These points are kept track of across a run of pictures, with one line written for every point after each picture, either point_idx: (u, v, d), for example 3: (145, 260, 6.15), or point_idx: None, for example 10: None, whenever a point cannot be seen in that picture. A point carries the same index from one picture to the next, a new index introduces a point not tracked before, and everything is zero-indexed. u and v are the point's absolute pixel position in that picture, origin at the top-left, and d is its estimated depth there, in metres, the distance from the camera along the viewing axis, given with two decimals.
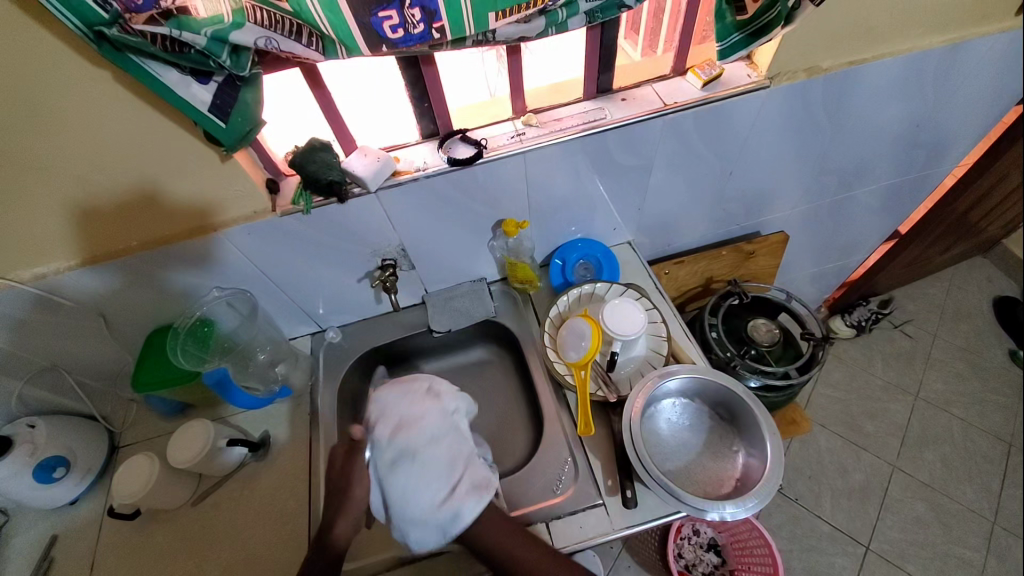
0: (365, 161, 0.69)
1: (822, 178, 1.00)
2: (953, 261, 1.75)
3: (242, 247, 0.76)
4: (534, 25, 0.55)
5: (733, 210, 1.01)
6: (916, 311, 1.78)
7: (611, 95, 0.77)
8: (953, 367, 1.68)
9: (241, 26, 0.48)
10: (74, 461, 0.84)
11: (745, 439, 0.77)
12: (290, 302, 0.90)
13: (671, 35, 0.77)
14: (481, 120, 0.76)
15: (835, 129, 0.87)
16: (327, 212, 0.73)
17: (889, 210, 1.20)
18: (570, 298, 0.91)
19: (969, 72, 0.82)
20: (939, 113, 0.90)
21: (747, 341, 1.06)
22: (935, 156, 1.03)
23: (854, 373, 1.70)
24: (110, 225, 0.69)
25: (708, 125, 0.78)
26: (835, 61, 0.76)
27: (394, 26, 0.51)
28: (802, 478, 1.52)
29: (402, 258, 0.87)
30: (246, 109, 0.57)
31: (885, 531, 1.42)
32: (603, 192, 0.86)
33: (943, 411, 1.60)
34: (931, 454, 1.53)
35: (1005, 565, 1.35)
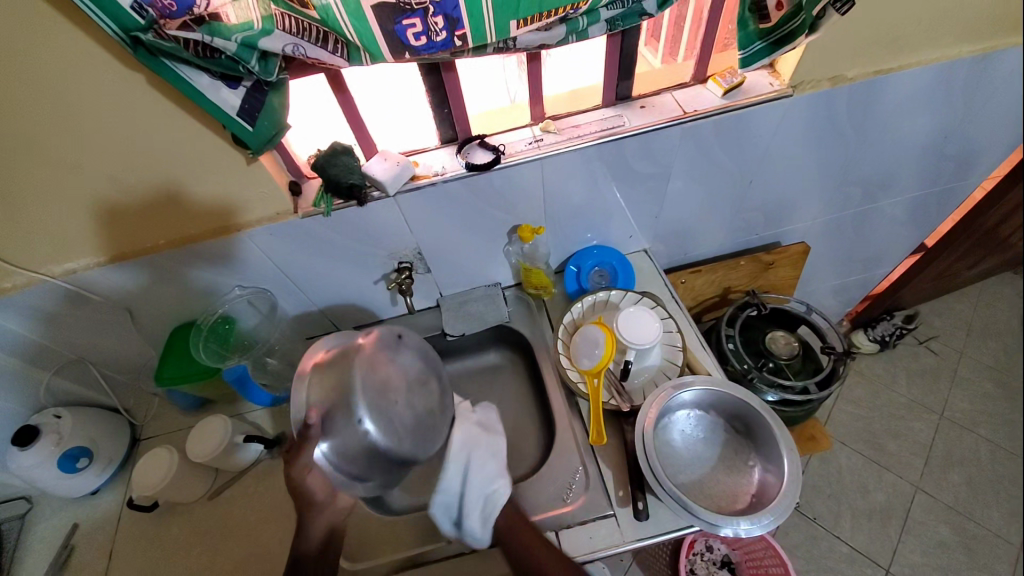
0: (385, 165, 0.70)
1: (846, 189, 0.98)
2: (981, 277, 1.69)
3: (265, 248, 0.78)
4: (555, 33, 0.55)
5: (753, 220, 1.00)
6: (942, 327, 1.73)
7: (630, 102, 0.77)
8: (981, 386, 1.62)
9: (270, 33, 0.50)
10: (96, 452, 0.86)
11: (762, 454, 0.75)
12: (308, 302, 0.92)
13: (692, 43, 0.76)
14: (501, 126, 0.77)
15: (859, 138, 0.85)
16: (346, 214, 0.74)
17: (916, 223, 1.17)
18: (585, 305, 0.91)
19: (1003, 82, 0.80)
20: (971, 123, 0.87)
21: (766, 353, 1.04)
22: (965, 168, 1.00)
23: (876, 390, 1.65)
24: (138, 224, 0.71)
25: (727, 133, 0.77)
26: (860, 70, 0.75)
27: (416, 34, 0.51)
28: (821, 496, 1.47)
29: (418, 261, 0.88)
30: (271, 114, 0.58)
31: (907, 555, 1.37)
32: (620, 200, 0.86)
33: (969, 431, 1.55)
34: (956, 476, 1.47)
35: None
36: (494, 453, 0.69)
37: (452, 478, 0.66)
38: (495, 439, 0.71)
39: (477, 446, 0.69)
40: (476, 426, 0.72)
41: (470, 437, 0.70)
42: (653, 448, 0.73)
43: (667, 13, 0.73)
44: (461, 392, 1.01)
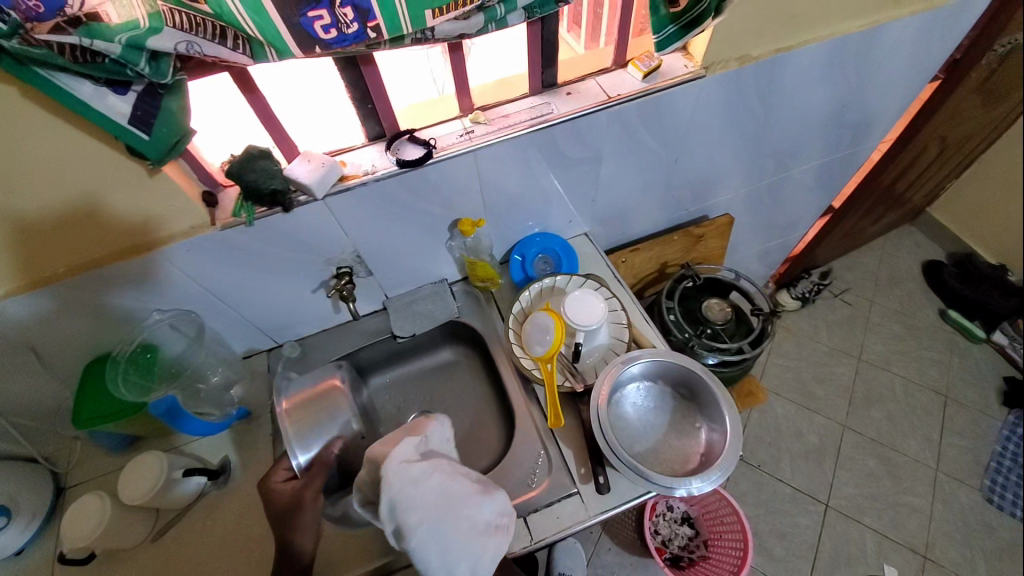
0: (309, 167, 0.66)
1: (762, 160, 1.05)
2: (883, 230, 1.89)
3: (185, 265, 0.71)
4: (473, 22, 0.54)
5: (682, 196, 1.05)
6: (854, 280, 1.91)
7: (557, 89, 0.77)
8: (889, 329, 1.81)
9: (158, 31, 0.46)
10: (16, 510, 0.77)
11: (707, 415, 0.80)
12: (241, 320, 0.86)
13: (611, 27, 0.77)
14: (430, 120, 0.75)
15: (769, 111, 0.91)
16: (272, 222, 0.69)
17: (824, 187, 1.28)
18: (532, 293, 0.92)
19: (883, 54, 0.90)
20: (860, 94, 0.97)
21: (703, 320, 1.11)
22: (860, 134, 1.11)
23: (803, 342, 1.80)
24: (27, 252, 0.63)
25: (651, 115, 0.80)
26: (765, 49, 0.80)
27: (326, 26, 0.49)
28: (763, 445, 1.60)
29: (358, 264, 0.85)
30: (170, 119, 0.53)
31: (842, 487, 1.52)
32: (557, 185, 0.87)
33: (884, 370, 1.73)
34: (877, 411, 1.65)
35: (947, 507, 1.48)
36: (448, 528, 0.59)
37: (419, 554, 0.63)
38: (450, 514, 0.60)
39: (418, 533, 0.58)
40: (418, 510, 0.59)
41: (409, 521, 0.59)
42: (608, 424, 0.76)
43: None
44: (415, 393, 0.99)
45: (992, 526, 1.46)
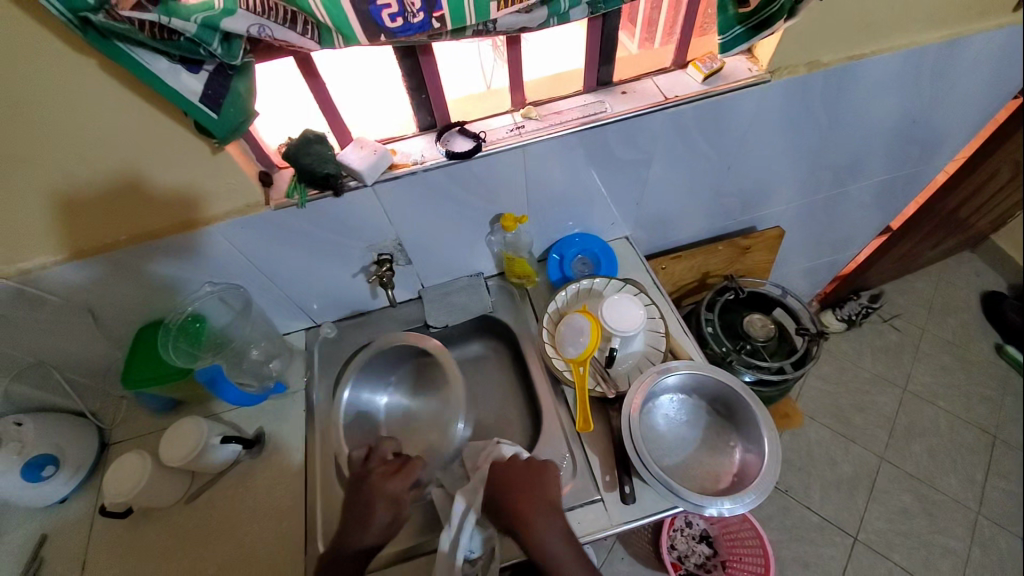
0: (361, 154, 0.67)
1: (820, 172, 0.99)
2: (943, 256, 1.77)
3: (236, 241, 0.74)
4: (536, 15, 0.53)
5: (731, 205, 1.01)
6: (905, 305, 1.80)
7: (611, 88, 0.75)
8: (940, 361, 1.70)
9: (232, 13, 0.46)
10: (63, 459, 0.82)
11: (742, 434, 0.76)
12: (283, 298, 0.89)
13: (669, 28, 0.75)
14: (480, 111, 0.74)
15: (833, 121, 0.86)
16: (321, 204, 0.71)
17: (882, 205, 1.21)
18: (569, 293, 0.90)
19: (965, 68, 0.83)
20: (934, 108, 0.91)
21: (743, 336, 1.05)
22: (930, 151, 1.04)
23: (843, 366, 1.72)
24: (94, 219, 0.67)
25: (708, 119, 0.77)
26: (835, 56, 0.75)
27: (393, 15, 0.49)
28: (792, 470, 1.54)
29: (399, 252, 0.86)
30: (238, 101, 0.55)
31: (873, 521, 1.45)
32: (602, 186, 0.86)
33: (930, 403, 1.63)
34: (918, 446, 1.56)
35: (989, 554, 1.39)
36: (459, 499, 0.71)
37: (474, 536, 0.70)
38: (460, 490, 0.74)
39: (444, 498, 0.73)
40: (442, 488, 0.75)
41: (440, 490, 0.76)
42: (639, 434, 0.74)
43: None
44: None
45: None
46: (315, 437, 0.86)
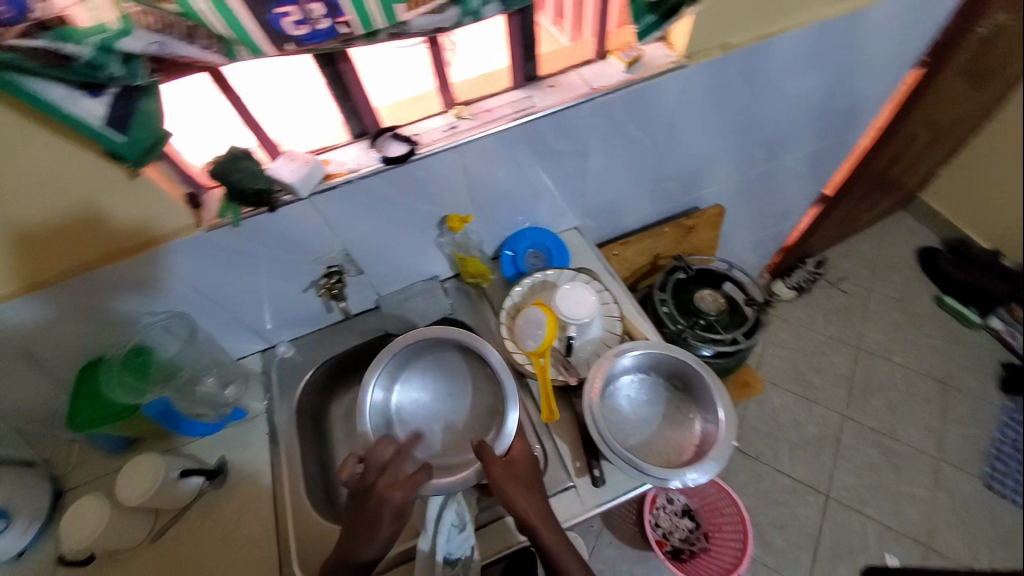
0: (293, 165, 0.66)
1: (751, 148, 1.05)
2: (878, 218, 1.89)
3: (173, 267, 0.72)
4: (448, 15, 0.54)
5: (672, 187, 1.05)
6: (849, 268, 1.91)
7: (538, 82, 0.77)
8: (887, 317, 1.81)
9: (130, 33, 0.46)
10: (14, 513, 0.77)
11: (701, 406, 0.78)
12: (234, 321, 0.87)
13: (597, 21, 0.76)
14: (413, 115, 0.75)
15: (755, 99, 0.91)
16: (258, 222, 0.70)
17: (814, 175, 1.29)
18: (523, 287, 0.91)
19: (866, 39, 0.90)
20: (844, 78, 0.97)
21: (696, 312, 1.08)
22: (848, 118, 1.11)
23: (798, 331, 1.80)
24: (15, 258, 0.62)
25: (636, 106, 0.79)
26: (746, 37, 0.79)
27: (296, 23, 0.48)
28: (761, 436, 1.60)
29: (348, 263, 0.85)
30: (146, 124, 0.54)
31: (841, 477, 1.52)
32: (544, 179, 0.88)
33: (882, 359, 1.73)
34: (876, 400, 1.65)
35: (953, 501, 1.49)
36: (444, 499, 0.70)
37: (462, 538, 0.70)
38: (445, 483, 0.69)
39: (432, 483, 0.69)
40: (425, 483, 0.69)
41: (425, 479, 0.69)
42: (601, 416, 0.75)
43: None
44: None
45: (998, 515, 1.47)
46: (283, 462, 0.84)
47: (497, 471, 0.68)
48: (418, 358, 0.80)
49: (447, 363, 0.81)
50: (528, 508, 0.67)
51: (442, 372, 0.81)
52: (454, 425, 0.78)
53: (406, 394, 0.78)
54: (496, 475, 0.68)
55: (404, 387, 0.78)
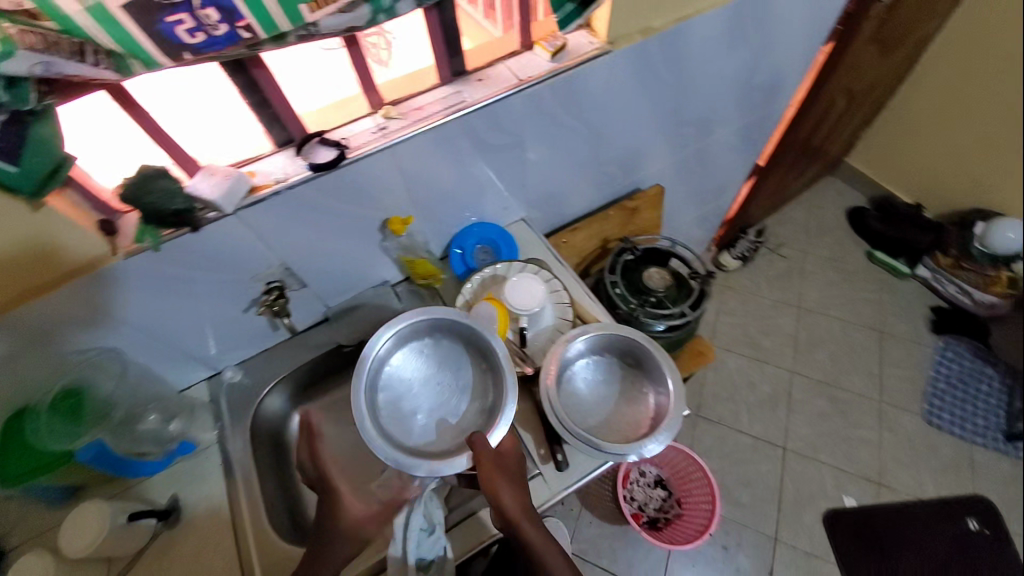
0: (212, 180, 0.63)
1: (682, 128, 1.08)
2: (807, 184, 2.01)
3: (92, 301, 0.67)
4: (359, 14, 0.52)
5: (613, 171, 1.08)
6: (786, 234, 2.02)
7: (466, 77, 0.77)
8: (823, 276, 1.93)
9: (12, 55, 0.41)
10: None
11: (653, 379, 0.80)
12: (171, 350, 0.82)
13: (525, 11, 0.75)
14: (340, 119, 0.72)
15: (680, 80, 0.94)
16: (181, 244, 0.66)
17: (744, 149, 1.35)
18: (474, 283, 0.90)
19: (777, 15, 0.94)
20: (761, 54, 1.02)
21: (645, 290, 1.12)
22: (769, 92, 1.17)
23: (746, 297, 1.89)
24: None
25: (565, 94, 0.80)
26: (664, 20, 0.82)
27: (190, 31, 0.46)
28: (721, 401, 1.68)
29: (289, 277, 0.82)
30: (43, 149, 0.50)
31: (796, 429, 1.62)
32: (485, 174, 0.87)
33: (823, 315, 1.85)
34: (821, 354, 1.77)
35: (896, 436, 1.62)
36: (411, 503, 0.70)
37: (432, 541, 0.70)
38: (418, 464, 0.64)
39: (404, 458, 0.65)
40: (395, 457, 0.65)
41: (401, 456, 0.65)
42: (558, 401, 0.77)
43: None
44: None
45: (935, 446, 1.61)
46: (241, 490, 0.80)
47: (487, 462, 0.64)
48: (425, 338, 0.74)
49: (447, 351, 0.75)
50: (511, 508, 0.64)
51: (439, 359, 0.74)
52: (442, 414, 0.71)
53: (400, 373, 0.72)
54: (485, 467, 0.64)
55: (398, 365, 0.72)
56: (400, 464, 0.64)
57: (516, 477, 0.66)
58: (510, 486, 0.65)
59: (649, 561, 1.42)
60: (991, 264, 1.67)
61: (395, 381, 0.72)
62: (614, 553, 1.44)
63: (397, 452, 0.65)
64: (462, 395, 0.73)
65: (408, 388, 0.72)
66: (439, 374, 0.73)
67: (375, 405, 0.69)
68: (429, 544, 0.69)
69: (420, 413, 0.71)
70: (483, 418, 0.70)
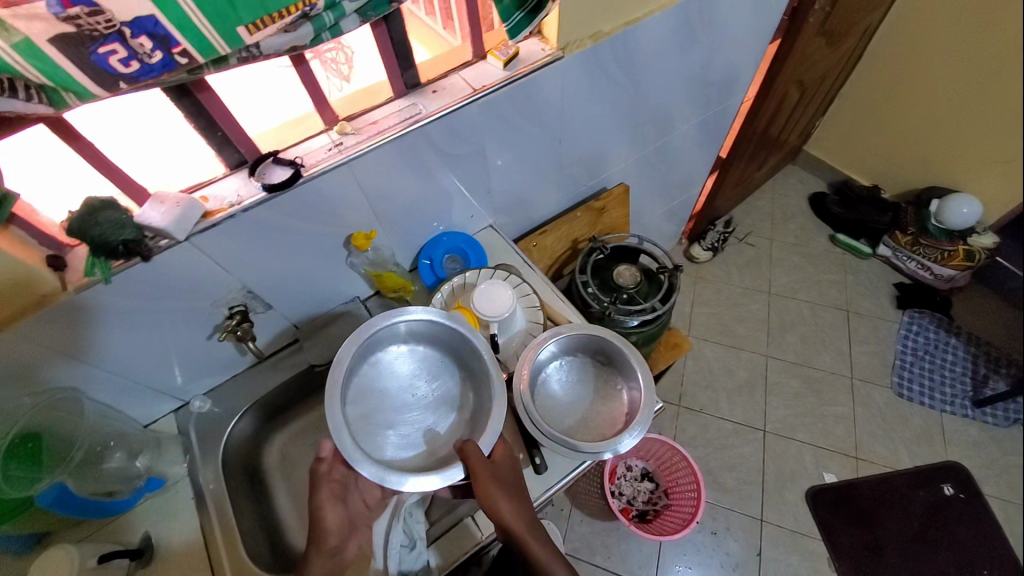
0: (162, 208, 0.61)
1: (641, 127, 1.10)
2: (769, 173, 2.08)
3: (39, 341, 0.64)
4: (301, 32, 0.52)
5: (577, 173, 1.09)
6: (753, 222, 2.08)
7: (421, 89, 0.77)
8: (791, 261, 1.99)
9: None
10: None
11: (625, 375, 0.81)
12: (133, 384, 0.79)
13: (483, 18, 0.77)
14: (295, 138, 0.71)
15: (634, 80, 0.95)
16: (133, 275, 0.64)
17: (705, 143, 1.38)
18: (444, 293, 0.90)
19: (723, 14, 0.97)
20: (712, 51, 1.04)
21: (616, 288, 1.13)
22: (723, 88, 1.20)
23: (718, 287, 1.94)
24: None
25: (521, 101, 0.81)
26: (614, 24, 0.83)
27: (123, 60, 0.45)
28: (701, 389, 1.71)
29: (253, 300, 0.80)
30: None
31: (774, 412, 1.67)
32: (448, 183, 0.87)
33: (792, 299, 1.90)
34: (792, 336, 1.82)
35: (868, 410, 1.67)
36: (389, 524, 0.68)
37: (414, 558, 0.70)
38: (404, 480, 0.61)
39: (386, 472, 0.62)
40: (376, 472, 0.61)
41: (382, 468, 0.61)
42: (533, 406, 0.77)
43: None
44: None
45: (906, 417, 1.67)
46: (216, 523, 0.78)
47: (481, 473, 0.63)
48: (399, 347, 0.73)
49: (424, 359, 0.73)
50: (507, 521, 0.63)
51: (416, 368, 0.72)
52: (419, 424, 0.70)
53: (375, 383, 0.70)
54: (481, 479, 0.63)
55: (373, 374, 0.70)
56: (386, 479, 0.61)
57: (512, 489, 0.65)
58: (507, 497, 0.64)
59: (642, 554, 1.44)
60: (947, 239, 1.71)
61: (370, 391, 0.69)
62: (607, 549, 1.45)
63: (378, 465, 0.61)
64: (441, 403, 0.71)
65: (383, 399, 0.69)
66: (416, 383, 0.72)
67: (349, 416, 0.66)
68: (410, 560, 0.70)
69: (397, 423, 0.69)
70: (469, 428, 0.69)
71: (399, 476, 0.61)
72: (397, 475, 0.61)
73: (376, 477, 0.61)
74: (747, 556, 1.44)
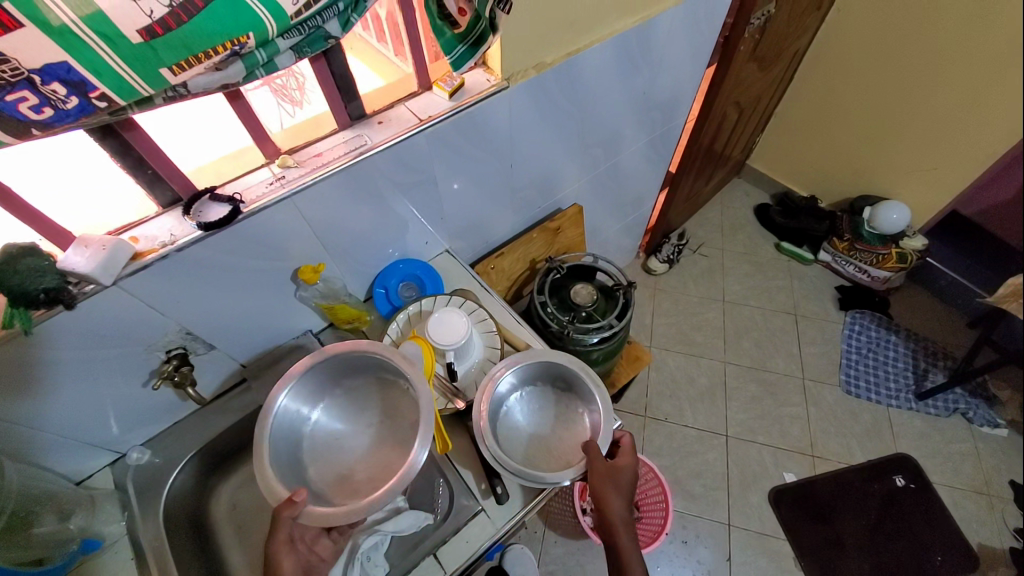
0: (86, 253, 0.57)
1: (590, 150, 1.14)
2: (716, 187, 2.19)
3: None
4: (232, 70, 0.50)
5: (530, 196, 1.11)
6: (705, 235, 2.17)
7: (368, 120, 0.76)
8: (742, 270, 2.08)
9: None
10: None
11: (585, 399, 0.80)
12: (62, 440, 0.73)
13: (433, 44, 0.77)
14: (235, 171, 0.69)
15: (581, 106, 0.99)
16: (56, 324, 0.59)
17: (653, 163, 1.44)
18: (400, 322, 0.89)
19: (661, 43, 1.02)
20: (653, 79, 1.10)
21: (574, 306, 1.14)
22: (667, 111, 1.26)
23: (676, 297, 2.00)
24: None
25: (468, 129, 0.82)
26: (556, 55, 0.85)
27: (35, 107, 0.42)
28: (665, 399, 1.75)
29: (193, 342, 0.76)
30: None
31: (734, 416, 1.72)
32: (401, 212, 0.87)
33: (745, 305, 1.99)
34: (747, 341, 1.89)
35: (821, 408, 1.75)
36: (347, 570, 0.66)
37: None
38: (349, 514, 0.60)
39: (329, 515, 0.60)
40: (324, 516, 0.60)
41: (326, 515, 0.60)
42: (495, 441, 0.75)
43: (381, 10, 0.70)
44: None
45: (855, 413, 1.75)
46: None
47: (599, 468, 0.71)
48: (333, 386, 0.72)
49: (357, 395, 0.73)
50: (619, 515, 0.72)
51: (361, 405, 0.72)
52: (372, 459, 0.68)
53: (319, 435, 0.70)
54: (598, 477, 0.71)
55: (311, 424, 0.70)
56: (328, 521, 0.59)
57: (618, 497, 0.72)
58: (615, 492, 0.72)
59: None
60: (881, 243, 1.83)
61: (322, 437, 0.70)
62: (582, 567, 1.43)
63: (322, 512, 0.61)
64: (387, 431, 0.70)
65: (325, 445, 0.70)
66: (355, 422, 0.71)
67: (302, 471, 0.67)
68: None
69: (349, 462, 0.68)
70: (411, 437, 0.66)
71: (345, 513, 0.60)
72: (342, 514, 0.60)
73: (321, 523, 0.60)
74: (717, 561, 1.46)
